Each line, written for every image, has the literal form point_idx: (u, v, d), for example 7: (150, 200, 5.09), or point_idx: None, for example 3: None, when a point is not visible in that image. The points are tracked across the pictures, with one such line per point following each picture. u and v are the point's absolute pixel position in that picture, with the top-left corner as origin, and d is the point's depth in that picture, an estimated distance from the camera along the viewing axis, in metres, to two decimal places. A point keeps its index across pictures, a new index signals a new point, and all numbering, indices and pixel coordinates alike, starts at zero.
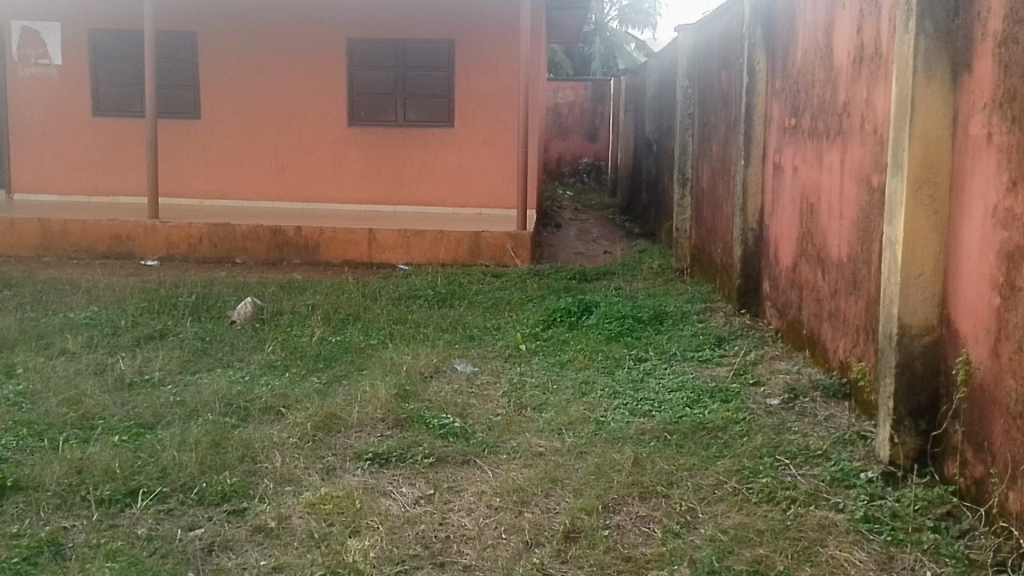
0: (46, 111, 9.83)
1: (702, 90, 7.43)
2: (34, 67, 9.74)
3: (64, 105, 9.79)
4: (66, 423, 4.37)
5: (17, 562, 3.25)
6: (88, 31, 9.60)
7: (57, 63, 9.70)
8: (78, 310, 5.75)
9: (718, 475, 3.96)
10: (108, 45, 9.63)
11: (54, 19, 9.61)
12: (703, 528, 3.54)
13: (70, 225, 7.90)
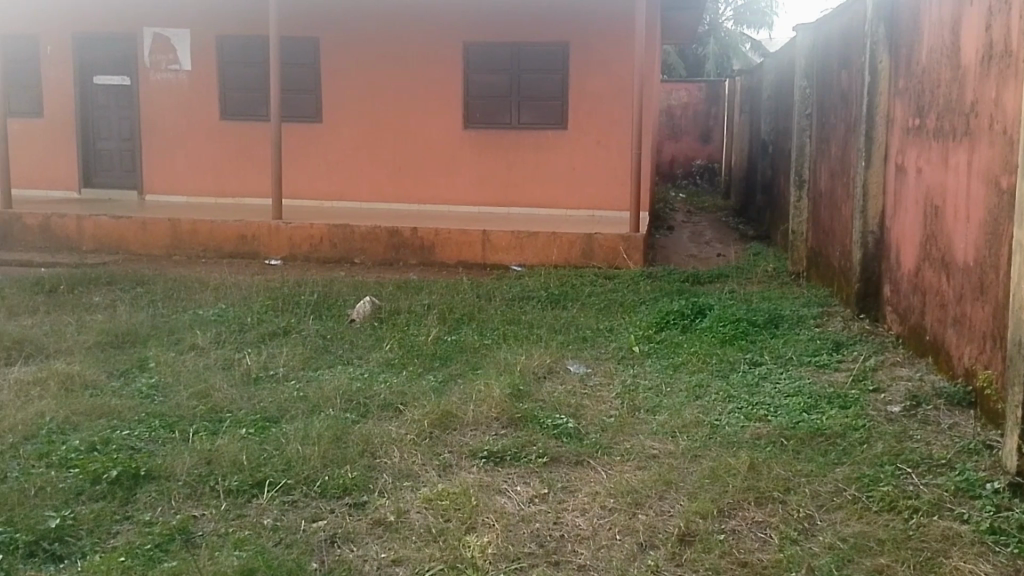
0: (176, 114, 10.23)
1: (820, 90, 7.29)
2: (165, 72, 10.15)
3: (194, 109, 10.18)
4: (196, 415, 4.41)
5: (151, 548, 3.32)
6: (216, 36, 9.96)
7: (188, 68, 10.09)
8: (207, 307, 5.98)
9: (837, 483, 3.84)
10: (235, 51, 9.98)
11: (180, 25, 10.02)
12: (821, 536, 3.46)
13: (198, 225, 8.20)
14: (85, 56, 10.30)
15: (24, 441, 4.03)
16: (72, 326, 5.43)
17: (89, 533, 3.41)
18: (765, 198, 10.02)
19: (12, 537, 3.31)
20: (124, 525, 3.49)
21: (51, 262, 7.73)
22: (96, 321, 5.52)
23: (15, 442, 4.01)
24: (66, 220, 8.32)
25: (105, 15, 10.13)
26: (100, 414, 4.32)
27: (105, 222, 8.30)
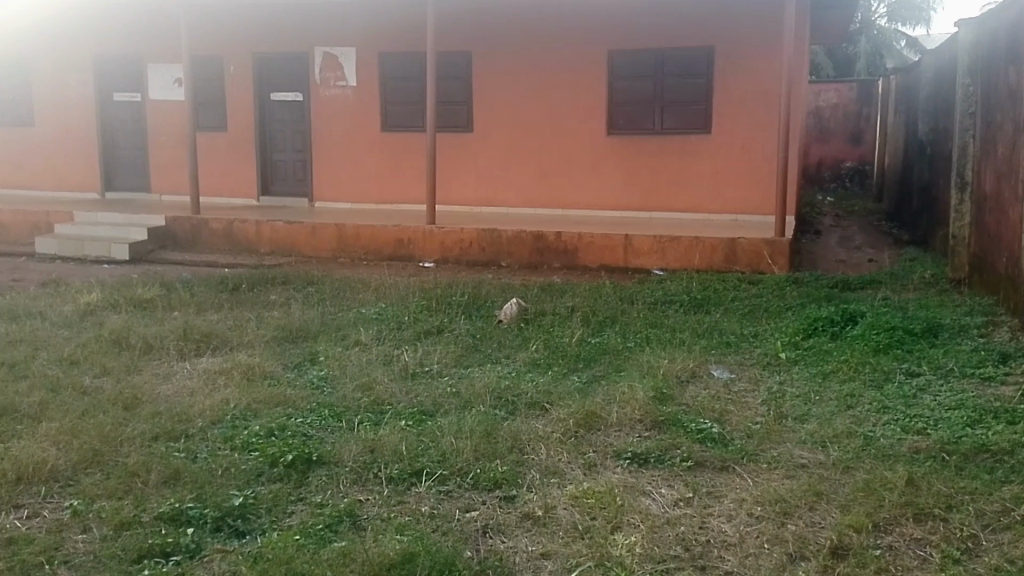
0: (339, 126, 10.89)
1: (987, 86, 6.90)
2: (333, 88, 10.81)
3: (356, 122, 10.81)
4: (360, 407, 4.70)
5: (321, 528, 3.57)
6: (378, 54, 10.55)
7: (353, 83, 10.73)
8: (369, 306, 6.37)
9: (1005, 502, 3.67)
10: (393, 66, 10.54)
11: (349, 44, 10.66)
12: (986, 557, 3.33)
13: (361, 229, 8.69)
14: (263, 75, 11.10)
15: (212, 424, 4.40)
16: (252, 321, 5.93)
17: (267, 511, 3.69)
18: (923, 201, 9.56)
19: (202, 511, 3.61)
20: (298, 506, 3.77)
21: (231, 263, 8.41)
22: (273, 317, 6.01)
23: (204, 425, 4.37)
24: (248, 225, 8.98)
25: (277, 35, 10.89)
26: (276, 402, 4.68)
27: (280, 226, 8.89)
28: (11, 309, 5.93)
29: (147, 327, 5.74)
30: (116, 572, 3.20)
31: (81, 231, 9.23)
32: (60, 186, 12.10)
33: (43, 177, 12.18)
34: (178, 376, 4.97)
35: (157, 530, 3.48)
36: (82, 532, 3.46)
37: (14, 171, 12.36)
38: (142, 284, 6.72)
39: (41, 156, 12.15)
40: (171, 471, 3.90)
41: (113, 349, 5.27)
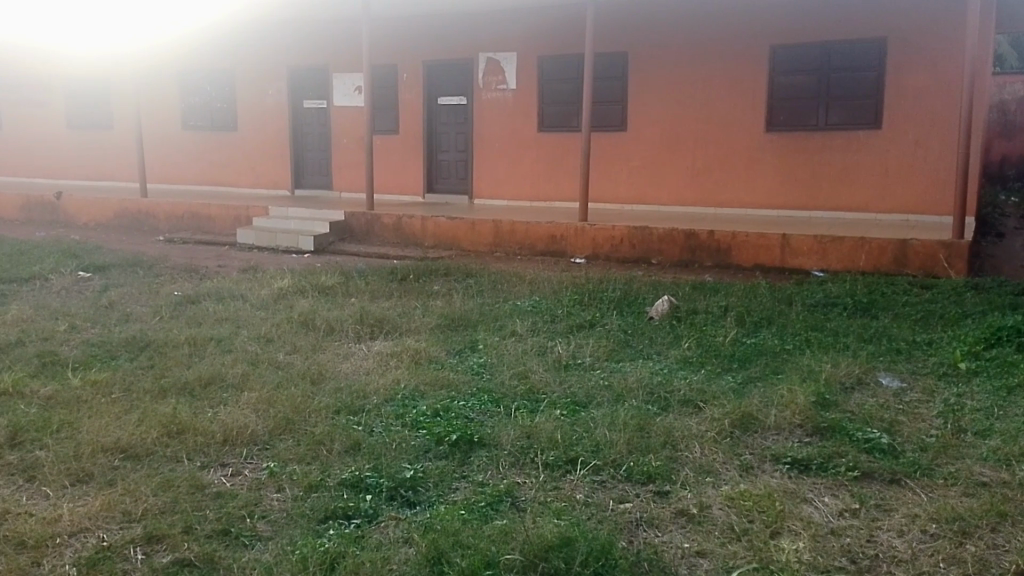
0: (498, 126, 11.27)
1: None
2: (495, 91, 11.21)
3: (514, 121, 11.15)
4: (517, 394, 4.95)
5: (484, 506, 3.82)
6: (537, 55, 10.86)
7: (513, 85, 11.08)
8: (524, 299, 6.65)
9: None
10: (552, 68, 10.82)
11: (511, 49, 11.00)
12: None
13: (516, 225, 8.98)
14: (435, 80, 11.67)
15: (385, 402, 4.78)
16: (419, 310, 6.33)
17: (435, 486, 3.99)
18: None
19: (378, 481, 3.96)
20: (462, 483, 4.05)
21: (401, 256, 8.92)
22: (437, 306, 6.38)
23: (379, 403, 4.75)
24: (415, 220, 9.49)
25: (442, 40, 11.43)
26: (442, 385, 5.01)
27: (444, 222, 9.35)
28: (217, 291, 6.62)
29: (329, 311, 6.27)
30: (306, 529, 3.58)
31: (269, 223, 10.04)
32: (257, 184, 13.15)
33: (243, 176, 13.23)
34: (356, 356, 5.41)
35: (340, 494, 3.85)
36: (277, 492, 3.89)
37: (217, 170, 13.45)
38: (325, 272, 7.31)
39: (230, 155, 13.29)
40: (351, 442, 4.29)
41: (301, 329, 5.79)
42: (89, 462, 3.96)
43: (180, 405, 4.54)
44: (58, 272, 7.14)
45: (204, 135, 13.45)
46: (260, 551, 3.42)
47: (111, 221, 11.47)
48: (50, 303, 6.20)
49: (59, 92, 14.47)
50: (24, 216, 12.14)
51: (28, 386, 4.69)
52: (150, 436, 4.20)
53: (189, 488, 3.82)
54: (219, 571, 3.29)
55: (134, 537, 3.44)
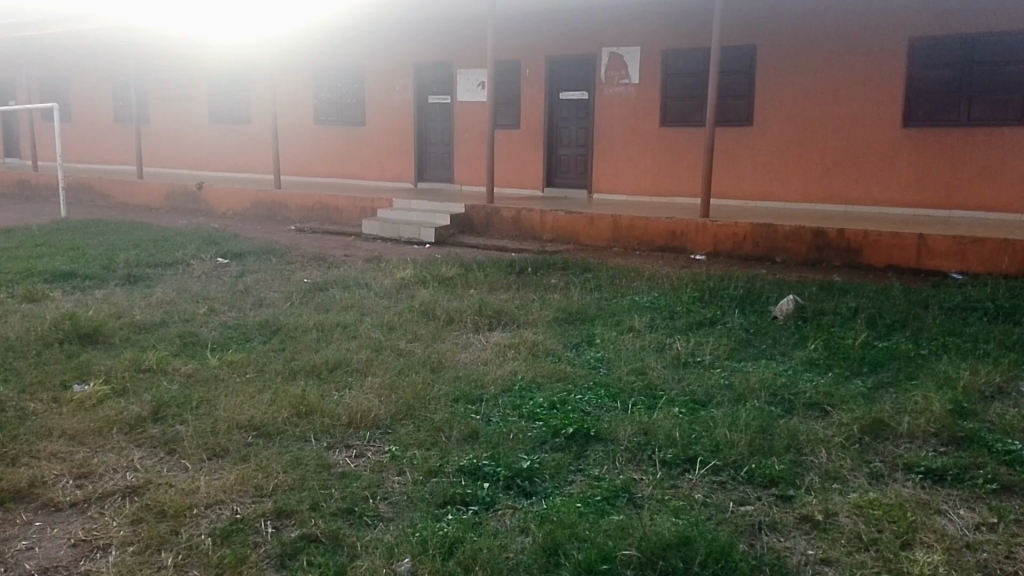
0: (619, 121, 11.19)
1: None
2: (617, 86, 11.12)
3: (636, 116, 11.04)
4: (634, 390, 4.89)
5: (600, 500, 3.78)
6: (661, 51, 10.71)
7: (636, 80, 10.96)
8: (643, 294, 6.57)
9: None
10: (676, 63, 10.64)
11: (635, 43, 10.90)
12: None
13: (635, 221, 8.88)
14: (556, 76, 11.70)
15: (502, 392, 4.82)
16: (536, 302, 6.36)
17: (551, 477, 3.99)
18: None
19: (496, 469, 4.00)
20: (578, 476, 4.03)
21: (519, 248, 8.99)
22: (554, 299, 6.40)
23: (496, 393, 4.80)
24: (533, 214, 9.53)
25: (565, 36, 11.45)
26: (558, 377, 5.01)
27: (562, 216, 9.35)
28: (344, 279, 6.87)
29: (449, 301, 6.38)
30: (425, 512, 3.66)
31: (392, 215, 10.32)
32: (382, 177, 13.56)
33: (370, 169, 13.66)
34: (474, 347, 5.49)
35: (458, 480, 3.91)
36: (397, 475, 3.99)
37: (345, 164, 13.94)
38: (445, 263, 7.44)
39: (357, 149, 13.76)
40: (469, 430, 4.36)
41: (422, 318, 5.93)
42: (225, 438, 4.18)
43: (309, 386, 4.74)
44: (198, 258, 7.58)
45: (333, 130, 13.95)
46: (381, 531, 3.52)
47: (247, 211, 12.08)
48: (191, 287, 6.59)
49: (203, 88, 15.33)
50: (168, 205, 12.93)
51: (171, 364, 5.00)
52: (281, 416, 4.39)
53: (315, 466, 3.98)
54: (343, 547, 3.40)
55: (265, 511, 3.61)
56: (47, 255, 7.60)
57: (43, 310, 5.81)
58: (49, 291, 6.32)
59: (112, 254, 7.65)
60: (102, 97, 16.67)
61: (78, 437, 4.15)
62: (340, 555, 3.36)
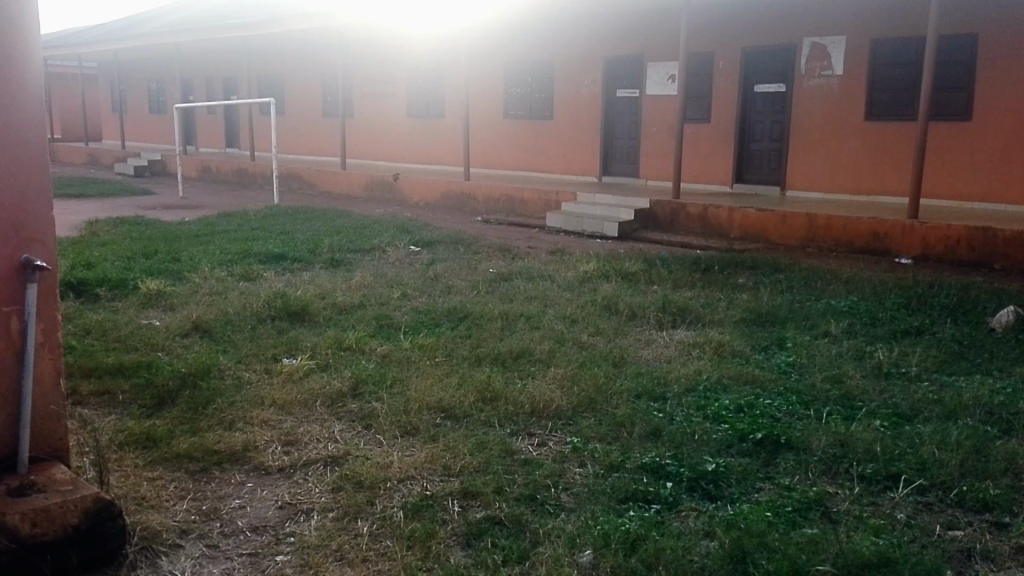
0: (818, 115, 10.66)
1: None
2: (819, 78, 10.59)
3: (838, 110, 10.48)
4: (829, 398, 4.61)
5: (791, 511, 3.58)
6: (871, 41, 10.07)
7: (840, 72, 10.39)
8: (839, 298, 6.20)
9: None
10: (888, 53, 9.97)
11: (841, 32, 10.31)
12: None
13: (833, 220, 8.45)
14: (751, 69, 11.29)
15: (687, 391, 4.71)
16: (723, 301, 6.17)
17: (738, 483, 3.84)
18: None
19: (679, 469, 3.90)
20: (767, 484, 3.84)
21: (705, 246, 8.79)
22: (742, 299, 6.17)
23: (679, 391, 4.70)
24: (720, 211, 9.26)
25: (762, 27, 11.02)
26: (746, 380, 4.83)
27: (752, 213, 9.02)
28: (529, 271, 6.98)
29: (632, 296, 6.33)
30: (607, 507, 3.63)
31: (573, 210, 10.38)
32: (567, 170, 13.72)
33: (556, 163, 13.86)
34: (657, 343, 5.41)
35: (640, 477, 3.85)
36: (579, 466, 3.99)
37: (532, 157, 14.21)
38: (629, 258, 7.39)
39: (543, 142, 14.00)
40: (652, 427, 4.29)
41: (605, 312, 5.92)
42: (416, 417, 4.36)
43: (494, 373, 4.86)
44: (394, 245, 7.98)
45: (522, 125, 14.25)
46: (563, 521, 3.53)
47: (437, 201, 12.60)
48: (387, 272, 6.95)
49: (402, 83, 16.13)
50: (368, 194, 13.74)
51: (368, 344, 5.29)
52: (468, 400, 4.53)
53: (500, 452, 4.06)
54: (525, 533, 3.44)
55: (452, 490, 3.72)
56: (262, 238, 8.28)
57: (257, 288, 6.33)
58: (263, 271, 6.88)
59: (317, 239, 8.22)
60: (311, 92, 17.97)
61: (286, 407, 4.47)
62: (523, 540, 3.39)
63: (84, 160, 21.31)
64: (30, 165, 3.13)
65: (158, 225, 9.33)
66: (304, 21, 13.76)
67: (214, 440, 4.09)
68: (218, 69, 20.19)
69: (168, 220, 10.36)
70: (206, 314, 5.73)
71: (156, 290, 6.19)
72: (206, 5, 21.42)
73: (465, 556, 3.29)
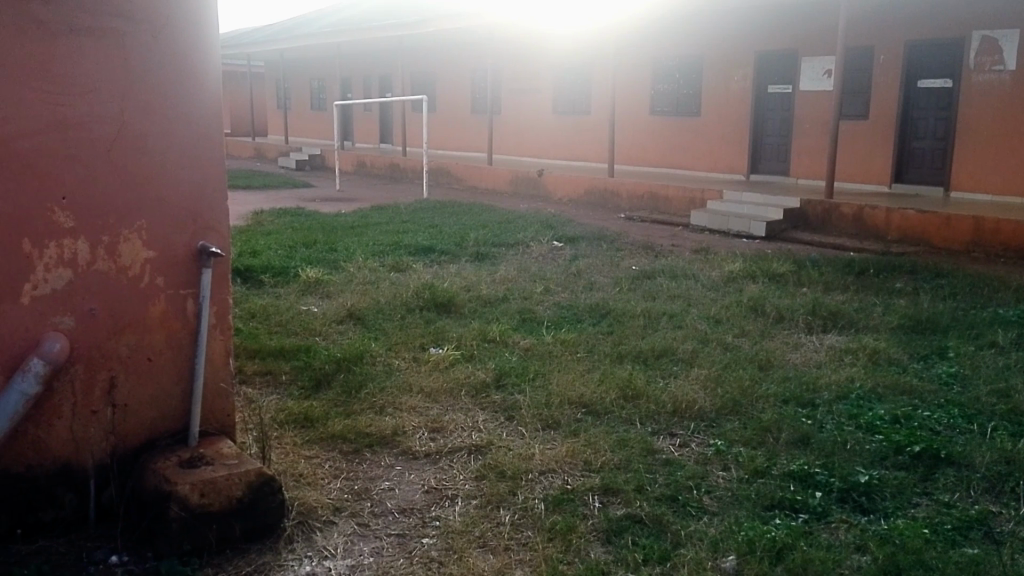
0: (988, 113, 10.00)
1: None
2: (988, 73, 9.95)
3: (1010, 108, 9.82)
4: (995, 413, 4.30)
5: (950, 529, 3.36)
6: None
7: (1013, 67, 9.75)
8: (1010, 307, 5.75)
9: None
10: None
11: (1015, 25, 9.68)
12: None
13: (1002, 223, 7.94)
14: (914, 62, 10.62)
15: (838, 399, 4.52)
16: (878, 307, 5.87)
17: (892, 496, 3.64)
18: None
19: (829, 479, 3.74)
20: (923, 500, 3.63)
21: (860, 248, 8.39)
22: (899, 305, 5.85)
23: (830, 399, 4.52)
24: (878, 212, 8.81)
25: (927, 19, 10.39)
26: (903, 391, 4.58)
27: (912, 215, 8.55)
28: (672, 269, 6.89)
29: (780, 298, 6.13)
30: (751, 513, 3.53)
31: (718, 208, 10.14)
32: (714, 168, 13.43)
33: (701, 160, 13.60)
34: (806, 348, 5.22)
35: (786, 485, 3.72)
36: (722, 470, 3.90)
37: (678, 154, 14.00)
38: (777, 259, 7.15)
39: (689, 139, 13.75)
40: (800, 434, 4.14)
41: (750, 314, 5.77)
42: (558, 411, 4.41)
43: (636, 371, 4.84)
44: (537, 241, 8.08)
45: (668, 121, 14.05)
46: (706, 524, 3.46)
47: (580, 197, 12.65)
48: (530, 267, 7.05)
49: (549, 80, 16.27)
50: (512, 190, 13.94)
51: (511, 337, 5.40)
52: (609, 397, 4.54)
53: (641, 450, 4.04)
54: (666, 533, 3.40)
55: (592, 486, 3.73)
56: (413, 231, 8.59)
57: (407, 280, 6.58)
58: (413, 263, 7.15)
59: (464, 233, 8.44)
60: (462, 90, 18.45)
61: (432, 395, 4.63)
62: (664, 540, 3.35)
63: (250, 154, 22.81)
64: (205, 162, 3.30)
65: (318, 217, 9.86)
66: (456, 21, 14.10)
67: (366, 423, 4.29)
68: (374, 68, 21.09)
69: (326, 211, 10.93)
70: (360, 302, 6.01)
71: (315, 278, 6.56)
72: (363, 6, 22.40)
73: (606, 552, 3.29)
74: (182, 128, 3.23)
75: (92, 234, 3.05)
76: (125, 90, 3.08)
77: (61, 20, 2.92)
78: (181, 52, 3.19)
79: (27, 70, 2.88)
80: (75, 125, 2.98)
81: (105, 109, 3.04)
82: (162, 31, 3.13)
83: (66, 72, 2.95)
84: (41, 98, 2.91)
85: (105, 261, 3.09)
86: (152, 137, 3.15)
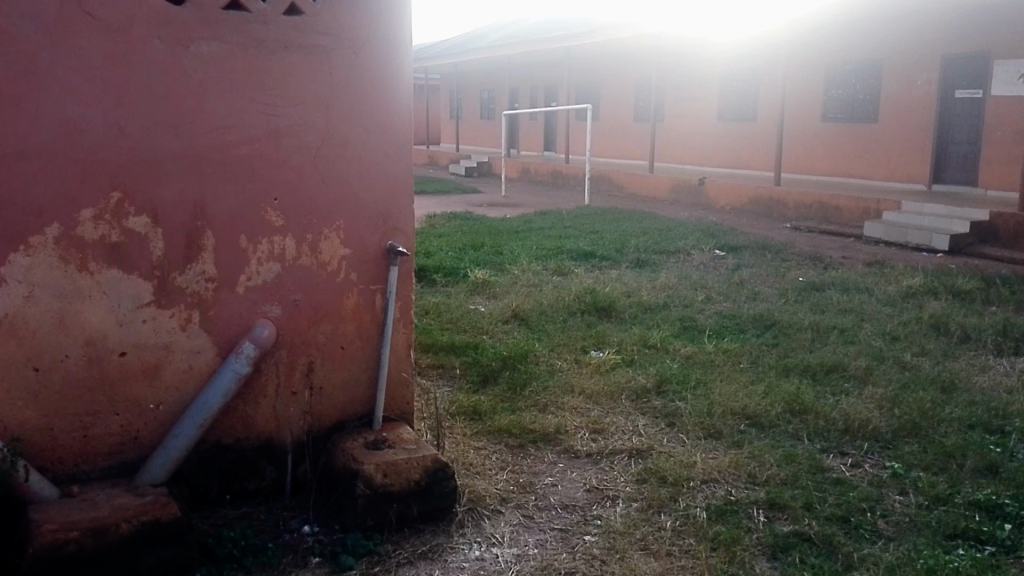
0: None
1: None
2: None
3: None
4: None
5: None
6: None
7: None
8: None
9: None
10: None
11: None
12: None
13: None
14: None
15: None
16: None
17: None
18: None
19: (1020, 512, 3.47)
20: None
21: None
22: None
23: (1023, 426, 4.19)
24: None
25: None
26: None
27: None
28: (844, 282, 6.62)
29: (965, 316, 5.75)
30: (930, 541, 3.34)
31: (894, 218, 9.61)
32: (891, 177, 12.77)
33: (878, 169, 12.96)
34: (995, 371, 4.87)
35: (972, 515, 3.49)
36: (899, 494, 3.72)
37: (852, 163, 13.41)
38: (962, 274, 6.71)
39: (864, 147, 13.15)
40: (986, 462, 3.88)
41: (931, 332, 5.45)
42: (720, 421, 4.36)
43: (804, 386, 4.69)
44: (700, 249, 7.98)
45: (842, 129, 13.47)
46: (881, 549, 3.30)
47: (743, 206, 12.36)
48: (692, 275, 6.98)
49: (714, 88, 16.00)
50: (672, 198, 13.81)
51: (673, 344, 5.38)
52: (774, 409, 4.43)
53: (810, 467, 3.93)
54: (837, 554, 3.27)
55: (758, 499, 3.67)
56: (576, 237, 8.72)
57: (569, 283, 6.70)
58: (574, 267, 7.26)
59: (625, 239, 8.47)
60: (625, 99, 18.48)
61: (593, 397, 4.70)
62: (834, 561, 3.23)
63: (420, 161, 23.90)
64: (395, 168, 3.55)
65: (484, 221, 10.21)
66: (622, 30, 14.15)
67: (530, 420, 4.42)
68: (539, 78, 21.51)
69: (492, 216, 11.29)
70: (524, 303, 6.19)
71: (482, 279, 6.81)
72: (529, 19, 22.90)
73: (772, 568, 3.22)
74: (377, 134, 3.48)
75: (298, 232, 3.35)
76: (330, 100, 3.35)
77: (278, 38, 3.22)
78: (379, 63, 3.44)
79: (248, 83, 3.19)
80: (287, 134, 3.28)
81: (313, 119, 3.33)
82: (364, 44, 3.39)
83: (279, 84, 3.25)
84: (259, 108, 3.22)
85: (308, 257, 3.38)
86: (352, 144, 3.42)
